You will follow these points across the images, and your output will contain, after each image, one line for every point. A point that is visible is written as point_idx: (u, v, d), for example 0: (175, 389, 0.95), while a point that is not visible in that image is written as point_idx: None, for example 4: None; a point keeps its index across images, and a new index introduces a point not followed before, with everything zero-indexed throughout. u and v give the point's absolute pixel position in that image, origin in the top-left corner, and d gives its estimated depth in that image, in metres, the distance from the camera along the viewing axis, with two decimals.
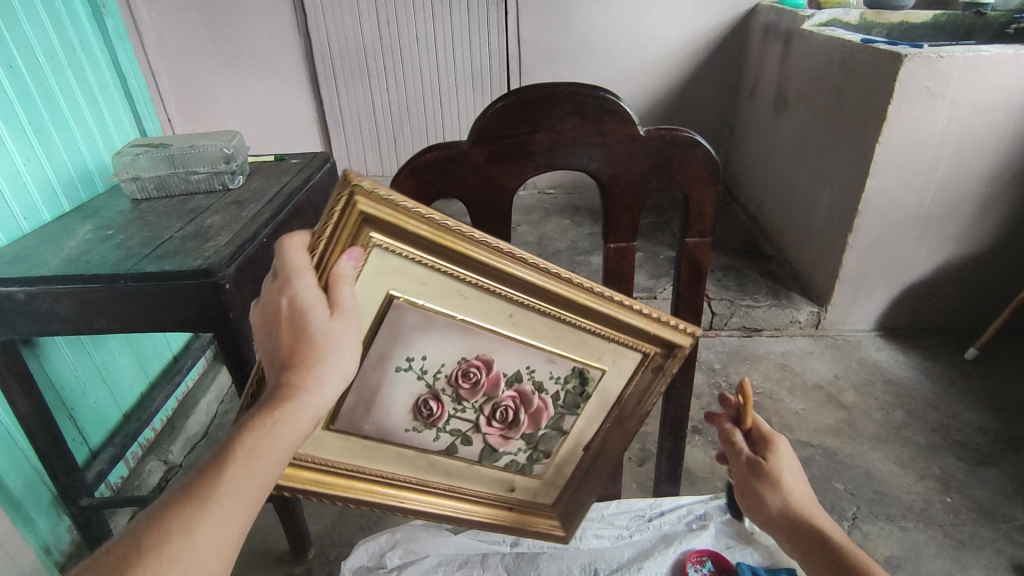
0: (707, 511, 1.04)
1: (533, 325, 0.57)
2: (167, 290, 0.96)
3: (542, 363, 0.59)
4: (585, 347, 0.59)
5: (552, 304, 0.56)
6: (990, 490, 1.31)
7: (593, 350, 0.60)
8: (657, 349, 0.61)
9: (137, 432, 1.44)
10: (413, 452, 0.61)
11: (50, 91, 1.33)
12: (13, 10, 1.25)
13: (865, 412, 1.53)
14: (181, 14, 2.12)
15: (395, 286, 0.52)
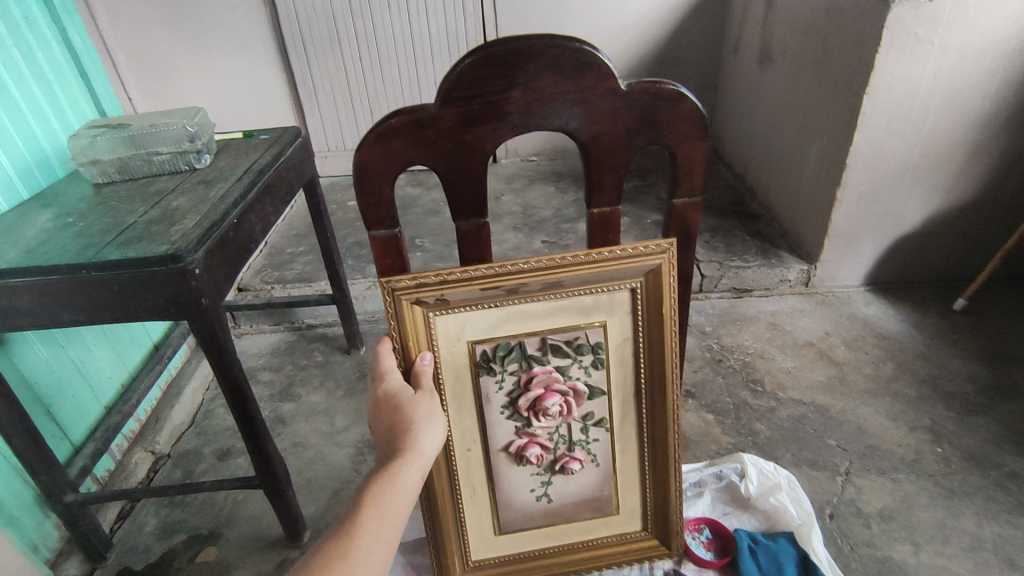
0: (702, 479, 1.03)
1: (460, 418, 0.73)
2: (132, 277, 0.90)
3: (490, 402, 0.73)
4: (461, 371, 0.71)
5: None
6: (981, 438, 1.30)
7: (458, 361, 0.70)
8: (437, 309, 0.67)
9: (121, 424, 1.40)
10: (618, 448, 0.78)
11: None
12: None
13: (857, 367, 1.52)
14: None
15: (482, 520, 0.78)
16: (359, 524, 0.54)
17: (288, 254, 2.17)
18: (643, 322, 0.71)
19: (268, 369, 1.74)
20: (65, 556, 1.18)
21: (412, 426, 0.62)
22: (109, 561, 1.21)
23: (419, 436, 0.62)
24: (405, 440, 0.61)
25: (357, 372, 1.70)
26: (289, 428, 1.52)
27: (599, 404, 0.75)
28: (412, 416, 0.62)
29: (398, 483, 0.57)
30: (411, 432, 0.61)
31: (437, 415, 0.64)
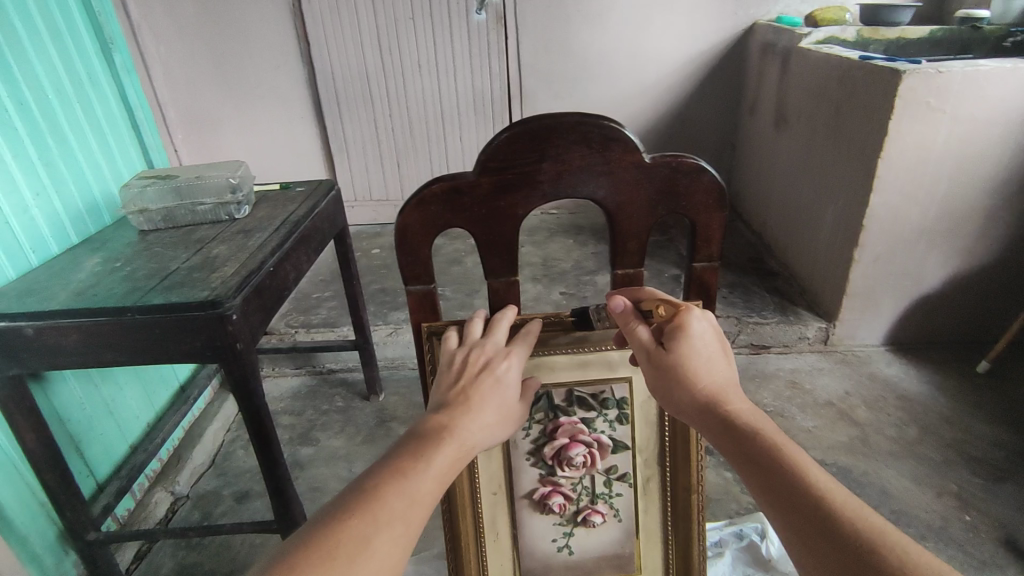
0: (722, 538, 1.04)
1: (487, 464, 0.77)
2: (174, 321, 0.96)
3: (517, 449, 0.77)
4: None
5: (461, 474, 0.76)
6: (1011, 507, 1.28)
7: None
8: None
9: (145, 462, 1.44)
10: (640, 505, 0.80)
11: (59, 125, 1.35)
12: (24, 47, 1.27)
13: (878, 429, 1.51)
14: (186, 45, 2.15)
15: (503, 568, 0.80)
16: (376, 501, 0.44)
17: (314, 299, 2.24)
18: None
19: (289, 412, 1.78)
20: None
21: (468, 411, 0.53)
22: None
23: (471, 423, 0.53)
24: (457, 419, 0.52)
25: (377, 418, 1.73)
26: (308, 472, 1.55)
27: (623, 458, 0.78)
28: (478, 398, 0.55)
29: (436, 466, 0.48)
30: (462, 416, 0.53)
31: (506, 412, 0.56)
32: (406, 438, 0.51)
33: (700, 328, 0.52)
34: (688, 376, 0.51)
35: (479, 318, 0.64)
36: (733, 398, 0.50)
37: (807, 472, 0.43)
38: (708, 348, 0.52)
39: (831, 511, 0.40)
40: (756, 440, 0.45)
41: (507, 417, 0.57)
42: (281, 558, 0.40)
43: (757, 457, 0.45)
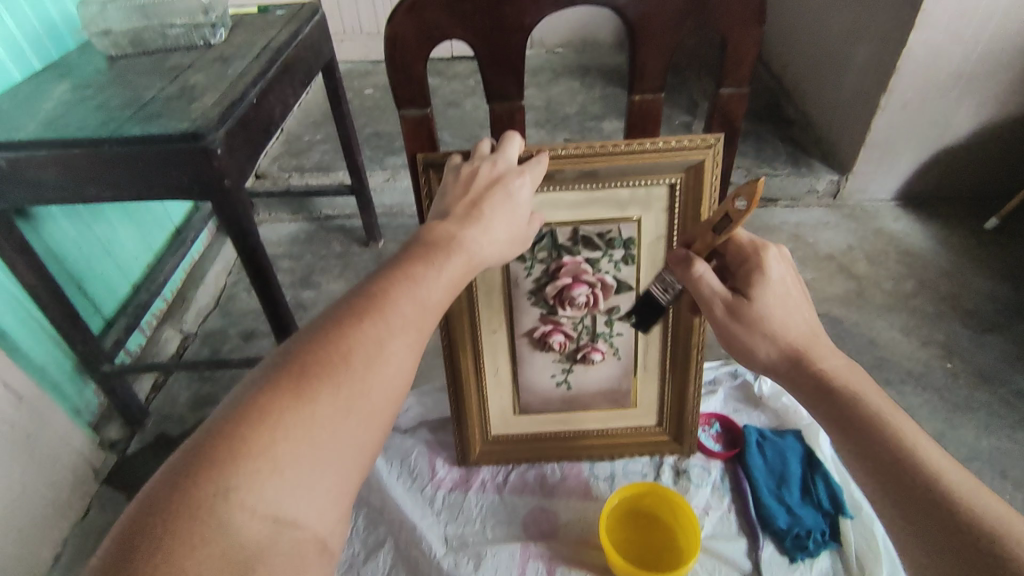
0: (717, 377, 1.07)
1: (488, 304, 0.77)
2: (155, 154, 0.88)
3: (518, 289, 0.76)
4: None
5: (462, 313, 0.77)
6: (993, 356, 1.31)
7: None
8: None
9: (151, 301, 1.44)
10: (640, 344, 0.81)
11: None
12: None
13: (876, 282, 1.50)
14: None
15: (503, 397, 0.85)
16: (384, 307, 0.41)
17: (305, 142, 2.12)
18: (679, 221, 0.70)
19: (289, 257, 1.76)
20: (105, 421, 1.25)
21: (465, 226, 0.48)
22: (146, 427, 1.29)
23: (480, 235, 0.48)
24: (464, 229, 0.48)
25: (376, 264, 1.71)
26: (311, 314, 1.57)
27: (626, 299, 0.78)
28: (488, 209, 0.50)
29: (443, 274, 0.45)
30: (468, 223, 0.48)
31: (518, 227, 0.52)
32: (411, 245, 0.47)
33: (781, 273, 0.51)
34: (771, 325, 0.50)
35: (487, 142, 0.57)
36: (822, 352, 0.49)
37: (897, 429, 0.44)
38: (790, 293, 0.51)
39: (918, 468, 0.42)
40: (845, 404, 0.46)
41: (521, 234, 0.53)
42: (289, 358, 0.37)
43: (849, 418, 0.45)
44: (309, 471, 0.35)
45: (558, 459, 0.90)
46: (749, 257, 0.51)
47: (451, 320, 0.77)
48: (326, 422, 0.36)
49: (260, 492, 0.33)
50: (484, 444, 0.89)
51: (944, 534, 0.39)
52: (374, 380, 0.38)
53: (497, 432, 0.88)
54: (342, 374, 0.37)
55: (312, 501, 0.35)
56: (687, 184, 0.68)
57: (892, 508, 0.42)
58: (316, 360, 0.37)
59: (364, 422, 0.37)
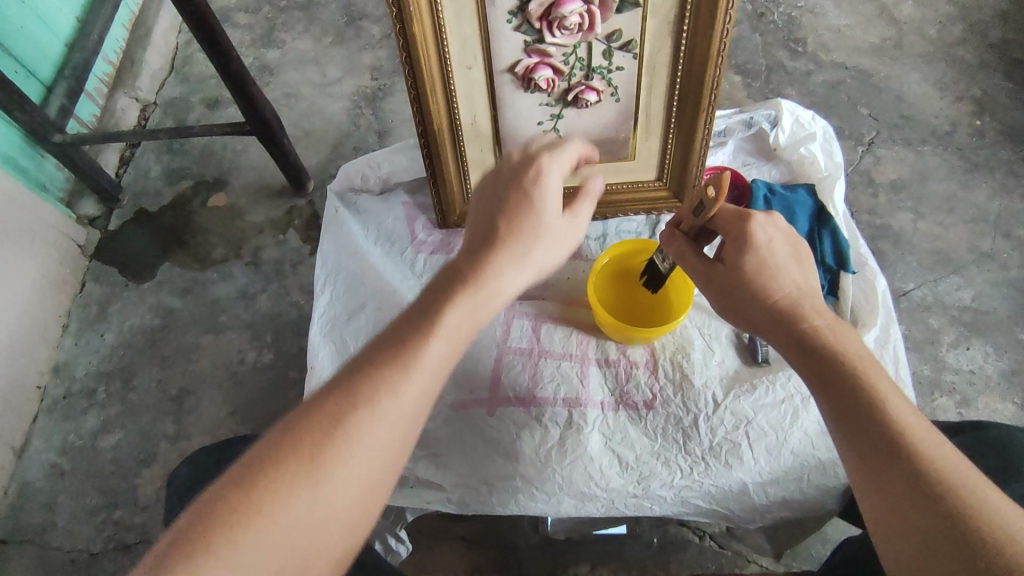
0: (728, 127, 0.90)
1: (458, 27, 0.61)
2: None
3: (494, 8, 0.59)
4: None
5: (424, 41, 0.61)
6: None
7: None
8: None
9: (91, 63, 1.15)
10: (644, 83, 0.66)
11: None
12: None
13: (917, 28, 1.25)
14: None
15: (482, 149, 0.73)
16: (426, 329, 0.43)
17: None
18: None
19: (244, 11, 1.41)
20: (78, 197, 1.12)
21: (518, 226, 0.48)
22: (122, 203, 1.15)
23: (528, 245, 0.48)
24: (510, 236, 0.48)
25: (347, 16, 1.40)
26: (278, 78, 1.34)
27: (630, 21, 0.61)
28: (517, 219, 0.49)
29: (485, 293, 0.46)
30: (489, 263, 0.47)
31: (562, 228, 0.50)
32: (446, 270, 0.48)
33: (767, 238, 0.51)
34: (756, 282, 0.50)
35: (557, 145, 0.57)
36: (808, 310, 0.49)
37: (873, 384, 0.44)
38: (778, 257, 0.51)
39: (886, 420, 0.42)
40: (819, 342, 0.47)
41: (548, 237, 0.50)
42: (321, 398, 0.41)
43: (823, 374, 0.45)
44: (343, 485, 0.39)
45: None
46: (736, 230, 0.52)
47: (411, 50, 0.61)
48: (361, 446, 0.40)
49: (298, 501, 0.38)
50: (465, 205, 0.79)
51: (901, 480, 0.40)
52: (405, 400, 0.41)
53: (476, 191, 0.78)
54: (380, 398, 0.41)
55: (342, 511, 0.39)
56: None
57: (856, 470, 0.42)
58: (360, 385, 0.41)
59: (394, 443, 0.41)
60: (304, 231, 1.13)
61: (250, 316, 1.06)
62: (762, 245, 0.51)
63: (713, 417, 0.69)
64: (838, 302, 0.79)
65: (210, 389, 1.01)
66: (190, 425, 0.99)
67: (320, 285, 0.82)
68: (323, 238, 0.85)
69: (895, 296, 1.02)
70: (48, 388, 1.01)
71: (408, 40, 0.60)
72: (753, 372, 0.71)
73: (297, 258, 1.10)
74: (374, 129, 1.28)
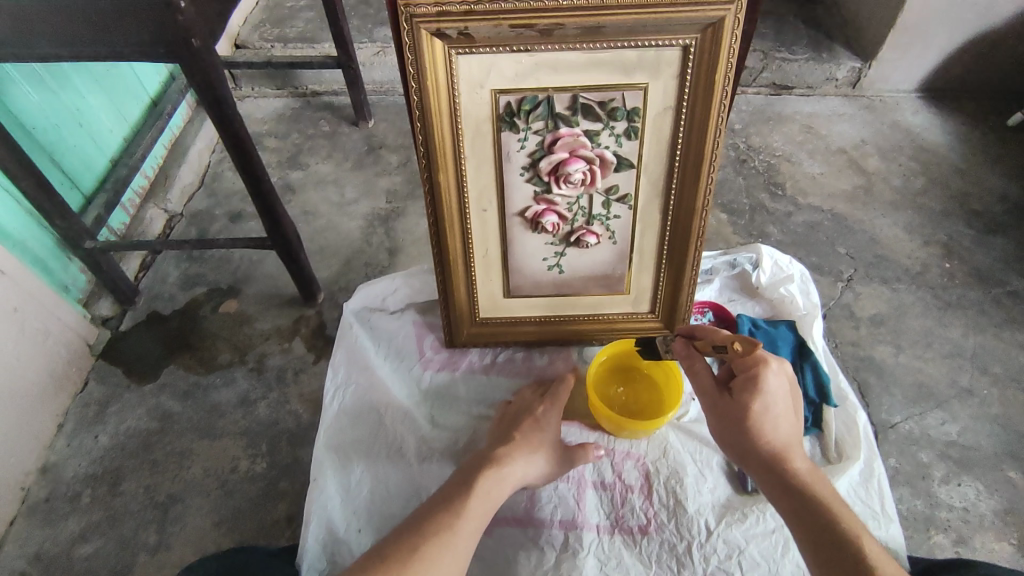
0: (713, 267, 1.00)
1: (477, 180, 0.71)
2: (110, 6, 0.73)
3: (511, 166, 0.70)
4: (483, 124, 0.67)
5: (447, 188, 0.71)
6: (992, 257, 1.27)
7: (480, 113, 0.66)
8: (455, 45, 0.60)
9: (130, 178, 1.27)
10: (637, 228, 0.76)
11: None
12: None
13: (885, 178, 1.41)
14: None
15: (492, 279, 0.81)
16: (466, 492, 0.61)
17: (290, 8, 1.78)
18: (690, 91, 0.63)
19: (274, 136, 1.59)
20: (96, 298, 1.20)
21: (519, 438, 0.69)
22: (137, 307, 1.23)
23: (526, 460, 0.68)
24: (518, 441, 0.69)
25: (368, 145, 1.56)
26: (299, 197, 1.46)
27: (626, 178, 0.71)
28: (519, 436, 0.70)
29: (505, 473, 0.65)
30: (510, 457, 0.67)
31: (549, 441, 0.71)
32: (476, 461, 0.67)
33: (776, 386, 0.58)
34: (756, 422, 0.58)
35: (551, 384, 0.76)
36: (795, 456, 0.57)
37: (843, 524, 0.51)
38: (779, 407, 0.58)
39: (856, 552, 0.48)
40: (798, 487, 0.54)
41: (541, 445, 0.70)
42: (401, 536, 0.56)
43: (802, 509, 0.52)
44: None
45: (545, 342, 0.89)
46: (751, 369, 0.59)
47: (436, 194, 0.71)
48: (433, 568, 0.54)
49: None
50: (472, 326, 0.86)
51: None
52: (458, 537, 0.57)
53: (485, 315, 0.85)
54: (443, 535, 0.57)
55: None
56: (702, 47, 0.61)
57: None
58: (426, 528, 0.57)
59: (452, 570, 0.55)
60: (309, 340, 1.19)
61: (246, 423, 1.08)
62: (766, 391, 0.58)
63: (706, 545, 0.71)
64: (822, 434, 0.84)
65: (198, 496, 1.01)
66: (172, 536, 0.97)
67: (329, 397, 0.86)
68: (336, 350, 0.90)
69: (883, 428, 1.06)
70: (32, 490, 1.01)
71: (433, 186, 0.70)
72: (744, 501, 0.74)
73: (300, 367, 1.15)
74: (385, 246, 1.37)
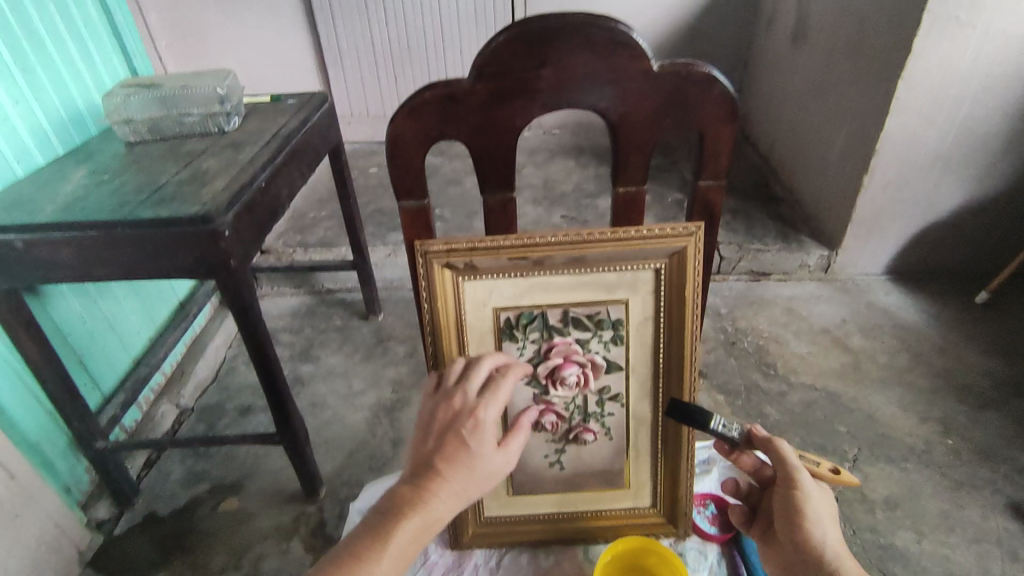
0: (711, 456, 1.06)
1: None
2: (163, 238, 0.84)
3: None
4: (486, 336, 0.76)
5: None
6: (993, 433, 1.25)
7: (484, 328, 0.75)
8: (463, 274, 0.72)
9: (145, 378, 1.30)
10: (631, 423, 0.82)
11: (27, 15, 1.09)
12: None
13: (871, 355, 1.45)
14: None
15: (496, 479, 0.84)
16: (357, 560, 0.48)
17: (311, 218, 2.03)
18: (665, 305, 0.74)
19: (289, 331, 1.71)
20: (96, 499, 1.20)
21: (453, 461, 0.51)
22: (135, 507, 1.23)
23: (444, 500, 0.51)
24: (449, 467, 0.51)
25: (377, 337, 1.68)
26: (308, 389, 1.53)
27: (616, 379, 0.79)
28: (446, 462, 0.51)
29: (417, 514, 0.50)
30: (431, 488, 0.51)
31: (490, 463, 0.52)
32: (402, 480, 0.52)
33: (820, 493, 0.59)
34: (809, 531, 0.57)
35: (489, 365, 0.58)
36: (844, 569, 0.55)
37: None
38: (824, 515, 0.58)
39: None
40: None
41: (474, 479, 0.52)
42: None
43: None
44: None
45: (549, 541, 0.88)
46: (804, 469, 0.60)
47: None
48: None
49: None
50: (477, 526, 0.87)
51: None
52: None
53: (490, 516, 0.87)
54: None
55: None
56: (671, 270, 0.72)
57: None
58: None
59: None
60: (308, 538, 1.17)
61: None
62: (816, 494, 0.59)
63: None
64: None
65: None
66: None
67: None
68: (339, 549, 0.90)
69: None
70: None
71: None
72: None
73: (296, 569, 1.12)
74: (389, 436, 1.39)
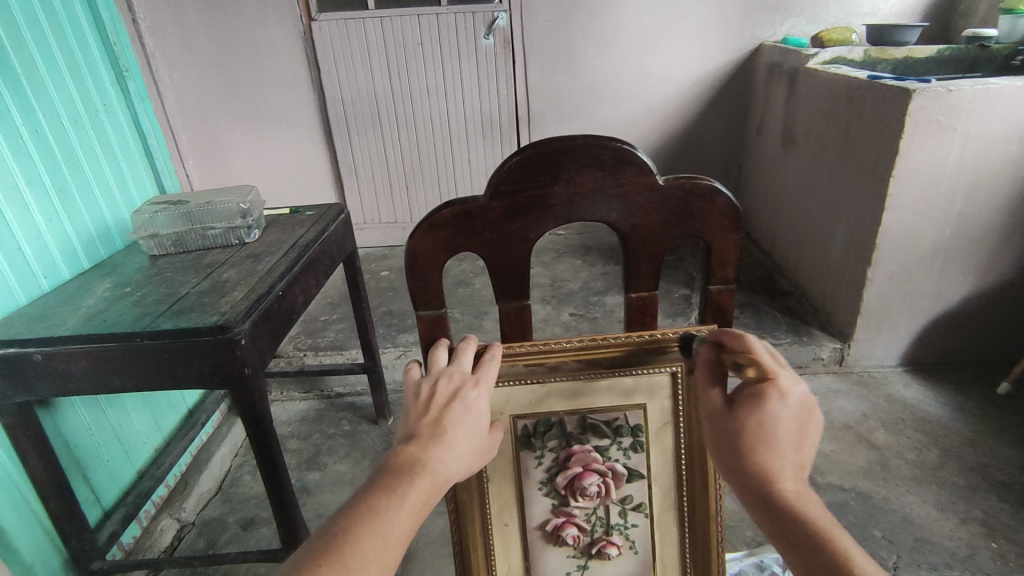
0: (742, 569, 0.98)
1: (498, 494, 0.71)
2: (182, 347, 0.85)
3: (529, 479, 0.72)
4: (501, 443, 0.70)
5: (469, 504, 0.71)
6: None
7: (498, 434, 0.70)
8: None
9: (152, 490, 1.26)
10: (657, 537, 0.73)
11: (69, 142, 1.18)
12: (35, 64, 1.12)
13: (898, 452, 1.36)
14: (193, 61, 2.01)
15: None
16: (357, 535, 0.39)
17: (322, 322, 2.06)
18: (684, 409, 0.70)
19: (296, 437, 1.67)
20: None
21: (450, 416, 0.47)
22: None
23: (446, 453, 0.45)
24: (446, 418, 0.47)
25: (385, 443, 1.63)
26: (314, 498, 1.46)
27: (639, 487, 0.72)
28: (454, 425, 0.46)
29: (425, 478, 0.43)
30: (433, 444, 0.45)
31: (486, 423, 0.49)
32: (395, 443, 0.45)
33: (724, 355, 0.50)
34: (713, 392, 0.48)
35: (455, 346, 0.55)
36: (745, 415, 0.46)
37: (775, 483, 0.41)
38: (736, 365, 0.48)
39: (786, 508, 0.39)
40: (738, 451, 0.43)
41: (475, 436, 0.47)
42: None
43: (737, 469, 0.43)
44: None
45: None
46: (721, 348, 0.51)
47: (459, 509, 0.70)
48: None
49: None
50: None
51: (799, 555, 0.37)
52: None
53: None
54: None
55: None
56: (688, 371, 0.69)
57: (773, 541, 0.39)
58: None
59: None
60: None
61: None
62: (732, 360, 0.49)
63: None
64: None
65: None
66: None
67: None
68: None
69: None
70: None
71: (456, 502, 0.70)
72: None
73: None
74: None
